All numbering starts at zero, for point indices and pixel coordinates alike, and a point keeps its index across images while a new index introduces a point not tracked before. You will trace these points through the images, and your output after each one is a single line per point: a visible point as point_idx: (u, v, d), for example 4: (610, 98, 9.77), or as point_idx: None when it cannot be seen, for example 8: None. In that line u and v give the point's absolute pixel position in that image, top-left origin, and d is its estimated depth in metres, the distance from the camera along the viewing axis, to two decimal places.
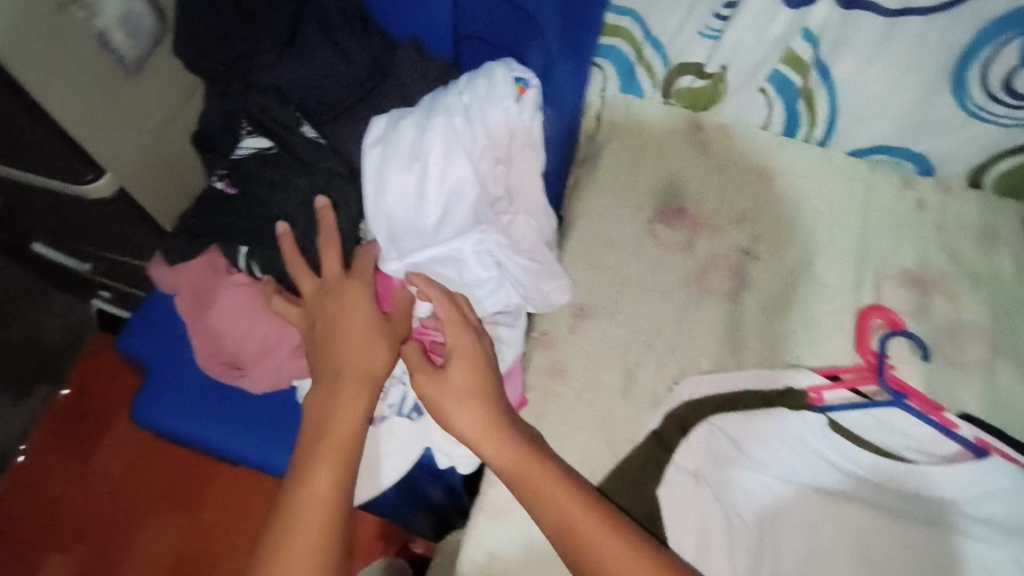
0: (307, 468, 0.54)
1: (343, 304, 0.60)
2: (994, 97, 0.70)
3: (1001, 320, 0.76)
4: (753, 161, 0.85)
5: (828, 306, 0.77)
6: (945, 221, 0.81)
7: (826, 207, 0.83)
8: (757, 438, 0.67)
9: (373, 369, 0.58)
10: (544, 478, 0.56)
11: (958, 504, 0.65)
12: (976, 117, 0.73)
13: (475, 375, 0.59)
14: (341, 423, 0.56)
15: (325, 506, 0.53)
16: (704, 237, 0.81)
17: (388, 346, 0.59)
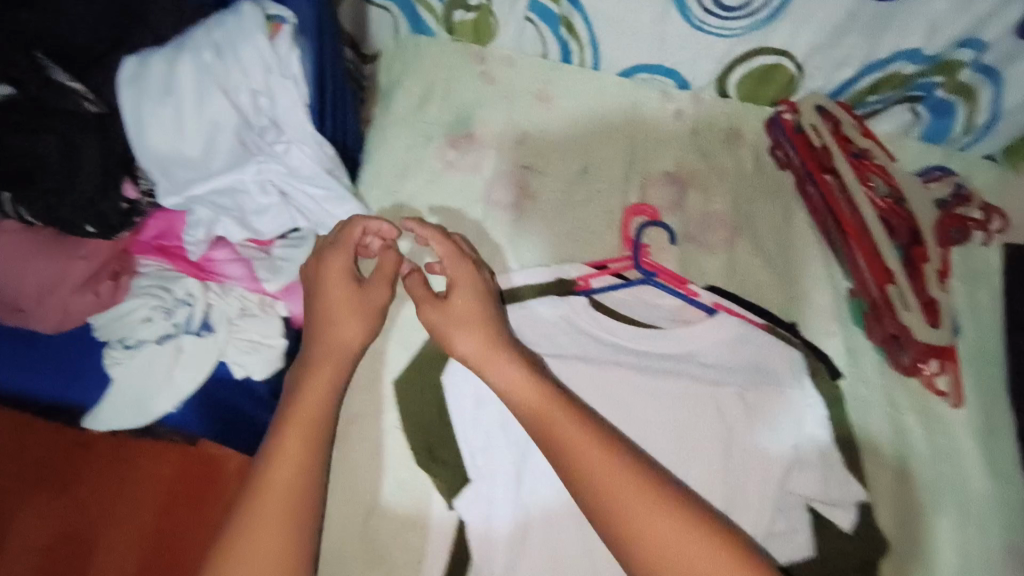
0: (284, 432, 0.62)
1: (326, 268, 0.71)
2: (705, 8, 0.82)
3: (740, 205, 0.89)
4: (534, 85, 0.94)
5: (596, 207, 0.88)
6: (699, 126, 0.93)
7: (597, 122, 0.93)
8: (528, 322, 0.78)
9: (343, 339, 0.69)
10: (525, 386, 0.65)
11: (694, 355, 0.77)
12: (697, 28, 0.85)
13: (467, 302, 0.70)
14: (309, 398, 0.65)
15: (292, 464, 0.61)
16: (490, 158, 0.90)
17: (362, 310, 0.70)
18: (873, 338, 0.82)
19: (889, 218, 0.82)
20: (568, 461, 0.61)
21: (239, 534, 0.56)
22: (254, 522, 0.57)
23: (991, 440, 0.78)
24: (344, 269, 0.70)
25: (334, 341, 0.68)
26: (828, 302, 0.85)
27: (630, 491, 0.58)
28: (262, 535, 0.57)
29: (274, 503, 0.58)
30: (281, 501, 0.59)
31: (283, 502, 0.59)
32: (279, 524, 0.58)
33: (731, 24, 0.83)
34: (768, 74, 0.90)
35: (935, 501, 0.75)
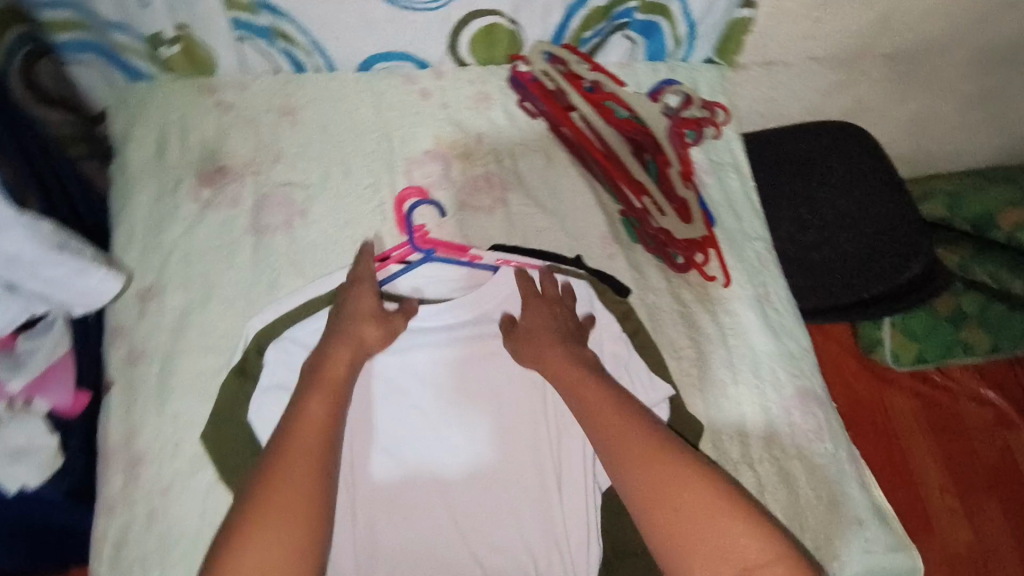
0: (317, 389, 0.65)
1: (353, 295, 0.73)
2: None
3: (503, 163, 0.94)
4: (275, 101, 0.92)
5: (368, 203, 0.89)
6: (446, 99, 0.96)
7: (348, 121, 0.93)
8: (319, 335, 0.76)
9: (363, 338, 0.71)
10: (554, 360, 0.71)
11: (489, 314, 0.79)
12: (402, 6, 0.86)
13: (533, 317, 0.74)
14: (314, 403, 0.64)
15: (323, 413, 0.64)
16: (248, 185, 0.88)
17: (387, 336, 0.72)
18: (647, 248, 0.90)
19: (637, 136, 0.86)
20: (583, 405, 0.67)
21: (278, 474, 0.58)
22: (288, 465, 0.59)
23: (765, 303, 0.89)
24: (371, 296, 0.73)
25: (352, 347, 0.70)
26: (604, 227, 0.91)
27: (628, 429, 0.63)
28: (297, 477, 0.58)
29: (306, 447, 0.60)
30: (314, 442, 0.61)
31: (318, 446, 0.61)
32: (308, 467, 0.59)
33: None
34: (491, 35, 0.93)
35: (732, 371, 0.84)
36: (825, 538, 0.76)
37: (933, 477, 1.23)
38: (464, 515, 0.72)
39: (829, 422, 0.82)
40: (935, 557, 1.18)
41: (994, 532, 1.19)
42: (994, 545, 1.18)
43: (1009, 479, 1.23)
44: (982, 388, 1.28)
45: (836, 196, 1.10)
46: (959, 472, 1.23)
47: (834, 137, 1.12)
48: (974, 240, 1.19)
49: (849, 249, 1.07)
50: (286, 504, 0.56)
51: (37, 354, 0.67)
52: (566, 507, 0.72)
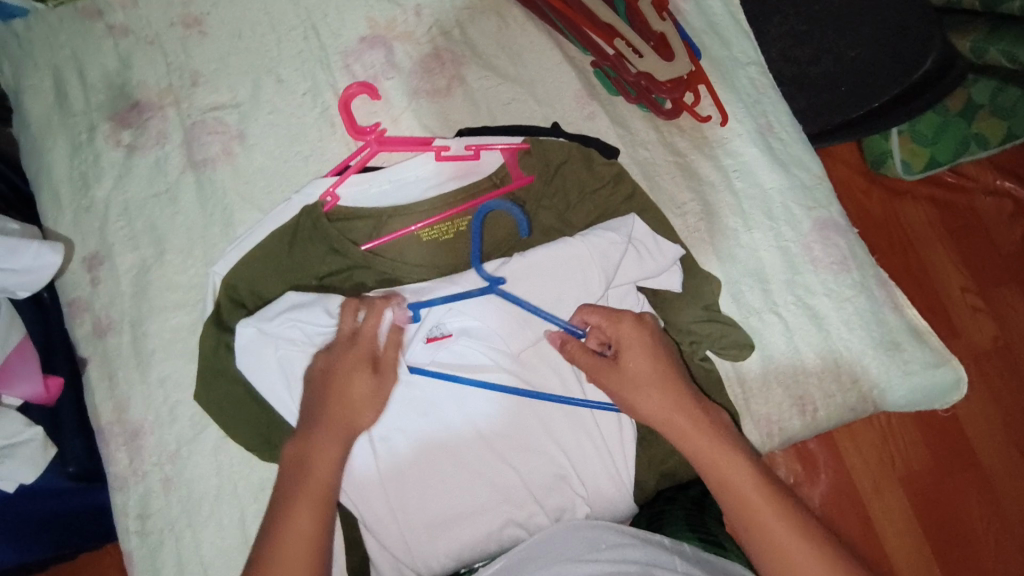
0: (325, 440, 0.61)
1: (348, 360, 0.63)
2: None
3: (451, 33, 0.82)
4: (174, 12, 0.79)
5: (310, 111, 0.78)
6: None
7: (264, 20, 0.81)
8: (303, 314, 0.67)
9: (356, 425, 0.62)
10: (652, 404, 0.63)
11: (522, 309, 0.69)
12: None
13: (654, 366, 0.64)
14: (320, 473, 0.60)
15: (331, 470, 0.60)
16: (171, 117, 0.77)
17: (377, 400, 0.63)
18: (629, 99, 0.79)
19: None
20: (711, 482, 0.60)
21: (290, 540, 0.56)
22: (297, 525, 0.57)
23: (768, 136, 0.80)
24: (365, 365, 0.63)
25: (342, 412, 0.62)
26: (576, 85, 0.80)
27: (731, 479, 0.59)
28: (304, 531, 0.56)
29: (314, 507, 0.58)
30: (319, 499, 0.58)
31: (319, 498, 0.59)
32: (317, 509, 0.58)
33: None
34: None
35: (743, 218, 0.77)
36: (860, 370, 0.73)
37: (954, 281, 1.19)
38: (504, 452, 0.68)
39: (853, 251, 0.76)
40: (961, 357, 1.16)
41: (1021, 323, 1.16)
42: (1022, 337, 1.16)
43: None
44: (1000, 180, 1.20)
45: None
46: (980, 272, 1.19)
47: None
48: (984, 19, 1.05)
49: (854, 54, 0.97)
50: None
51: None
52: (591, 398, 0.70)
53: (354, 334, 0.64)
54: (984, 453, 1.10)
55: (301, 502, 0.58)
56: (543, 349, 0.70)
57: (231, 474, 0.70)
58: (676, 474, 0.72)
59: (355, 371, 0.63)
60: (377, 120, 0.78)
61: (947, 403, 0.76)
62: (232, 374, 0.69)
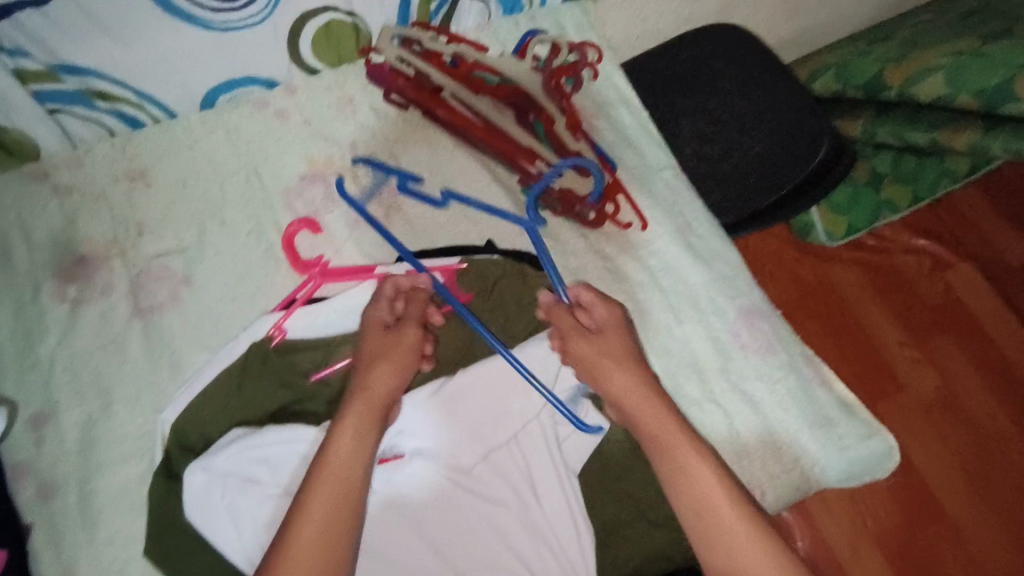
0: (346, 415, 0.64)
1: (367, 325, 0.71)
2: (199, 3, 0.73)
3: (386, 165, 0.88)
4: (119, 168, 0.83)
5: (255, 249, 0.82)
6: (307, 115, 0.89)
7: (208, 167, 0.85)
8: (250, 455, 0.67)
9: (377, 387, 0.67)
10: (626, 387, 0.66)
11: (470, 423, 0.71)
12: (215, 28, 0.76)
13: (628, 350, 0.69)
14: (340, 449, 0.62)
15: (345, 455, 0.62)
16: (117, 267, 0.79)
17: (399, 356, 0.69)
18: (556, 213, 0.86)
19: (513, 101, 0.85)
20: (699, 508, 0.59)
21: (304, 520, 0.58)
22: (312, 507, 0.58)
23: (687, 234, 0.87)
24: (383, 327, 0.70)
25: (366, 382, 0.67)
26: (505, 203, 0.87)
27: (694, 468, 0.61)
28: (313, 518, 0.58)
29: (330, 484, 0.60)
30: (338, 481, 0.60)
31: (337, 484, 0.60)
32: (333, 495, 0.59)
33: (231, 19, 0.76)
34: (332, 36, 0.86)
35: (673, 312, 0.82)
36: (800, 448, 0.76)
37: (890, 335, 1.47)
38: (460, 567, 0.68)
39: (779, 334, 0.81)
40: (911, 407, 1.41)
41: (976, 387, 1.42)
42: (966, 384, 1.42)
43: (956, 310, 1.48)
44: (913, 238, 1.52)
45: (731, 98, 1.11)
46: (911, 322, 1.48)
47: (719, 41, 1.15)
48: (872, 104, 1.34)
49: (757, 149, 1.08)
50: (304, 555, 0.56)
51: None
52: (547, 506, 0.70)
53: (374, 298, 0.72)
54: (951, 508, 1.31)
55: (323, 472, 0.61)
56: (494, 461, 0.71)
57: None
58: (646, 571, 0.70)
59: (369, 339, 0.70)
60: (320, 253, 0.83)
61: (887, 471, 0.80)
62: (185, 524, 0.68)
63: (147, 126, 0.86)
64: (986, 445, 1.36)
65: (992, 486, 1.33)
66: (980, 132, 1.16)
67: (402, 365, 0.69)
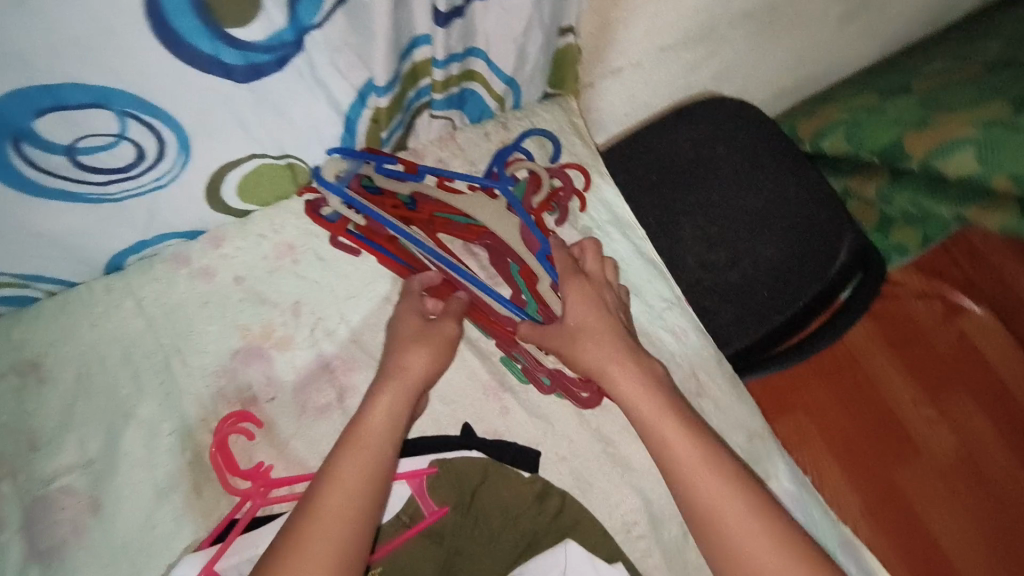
0: (384, 386, 0.62)
1: (401, 314, 0.68)
2: (78, 180, 0.58)
3: (336, 332, 0.74)
4: (6, 359, 0.68)
5: (178, 454, 0.67)
6: (237, 271, 0.75)
7: (118, 348, 0.70)
8: None
9: (412, 366, 0.63)
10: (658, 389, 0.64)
11: None
12: (102, 200, 0.62)
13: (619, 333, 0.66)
14: (373, 415, 0.60)
15: (382, 428, 0.59)
16: (6, 492, 0.64)
17: (436, 346, 0.66)
18: (543, 389, 0.70)
19: (487, 242, 0.75)
20: (698, 510, 0.57)
21: (332, 482, 0.55)
22: (335, 494, 0.54)
23: (696, 401, 0.75)
24: (416, 314, 0.68)
25: (402, 362, 0.63)
26: (482, 373, 0.72)
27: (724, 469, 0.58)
28: (339, 488, 0.54)
29: (357, 455, 0.56)
30: (369, 452, 0.57)
31: (369, 454, 0.57)
32: (361, 463, 0.56)
33: (127, 187, 0.62)
34: (261, 178, 0.72)
35: None
36: None
37: (906, 394, 1.47)
38: None
39: (810, 520, 0.71)
40: (929, 470, 1.41)
41: (982, 432, 1.44)
42: (980, 443, 1.43)
43: (968, 364, 1.50)
44: (928, 285, 1.55)
45: (736, 193, 0.99)
46: (926, 383, 1.48)
47: (717, 125, 1.03)
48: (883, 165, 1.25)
49: (769, 253, 0.95)
50: (332, 526, 0.52)
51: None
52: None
53: (406, 293, 0.70)
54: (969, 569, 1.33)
55: (352, 446, 0.57)
56: None
57: None
58: None
59: (401, 337, 0.66)
60: (259, 457, 0.68)
61: None
62: None
63: (40, 300, 0.71)
64: (999, 504, 1.38)
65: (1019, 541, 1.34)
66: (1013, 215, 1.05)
67: (443, 355, 0.66)
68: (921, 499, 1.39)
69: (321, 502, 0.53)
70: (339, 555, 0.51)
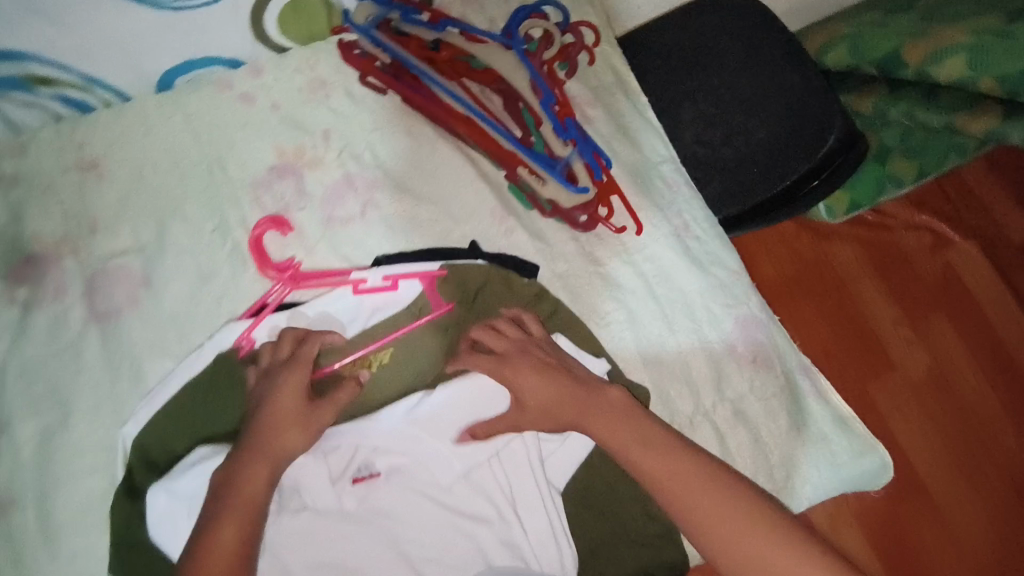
0: (250, 463, 0.62)
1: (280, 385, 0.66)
2: None
3: (362, 156, 0.80)
4: (67, 156, 0.76)
5: (219, 246, 0.76)
6: (275, 99, 0.81)
7: (165, 157, 0.78)
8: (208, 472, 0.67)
9: (286, 445, 0.64)
10: (611, 423, 0.64)
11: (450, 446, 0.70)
12: (163, 8, 0.69)
13: (543, 380, 0.67)
14: (250, 488, 0.61)
15: (261, 492, 0.61)
16: (70, 267, 0.73)
17: (307, 421, 0.65)
18: (545, 214, 0.78)
19: (501, 87, 0.79)
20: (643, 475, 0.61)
21: (213, 550, 0.58)
22: (222, 534, 0.58)
23: (684, 236, 0.81)
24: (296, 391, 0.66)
25: (271, 441, 0.63)
26: (491, 200, 0.80)
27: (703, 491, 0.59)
28: (223, 550, 0.58)
29: (237, 521, 0.59)
30: (246, 519, 0.59)
31: (237, 527, 0.59)
32: (241, 528, 0.59)
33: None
34: (300, 10, 0.78)
35: (666, 323, 0.77)
36: (793, 464, 0.76)
37: (887, 315, 1.45)
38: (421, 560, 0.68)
39: (774, 344, 0.79)
40: (901, 386, 1.41)
41: (952, 353, 1.43)
42: (953, 364, 1.42)
43: (952, 289, 1.47)
44: (916, 216, 1.50)
45: (739, 79, 1.04)
46: (905, 305, 1.46)
47: (725, 15, 1.07)
48: (882, 80, 1.28)
49: (761, 135, 1.01)
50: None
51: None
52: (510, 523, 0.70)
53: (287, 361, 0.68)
54: (920, 465, 1.35)
55: (218, 524, 0.59)
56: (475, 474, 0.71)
57: None
58: None
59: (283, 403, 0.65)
60: (290, 254, 0.77)
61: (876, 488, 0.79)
62: (149, 543, 0.67)
63: (98, 109, 0.77)
64: (965, 419, 1.39)
65: (978, 451, 1.37)
66: (998, 119, 1.10)
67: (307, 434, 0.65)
68: (891, 413, 1.40)
69: (243, 479, 0.61)
70: (258, 513, 0.60)
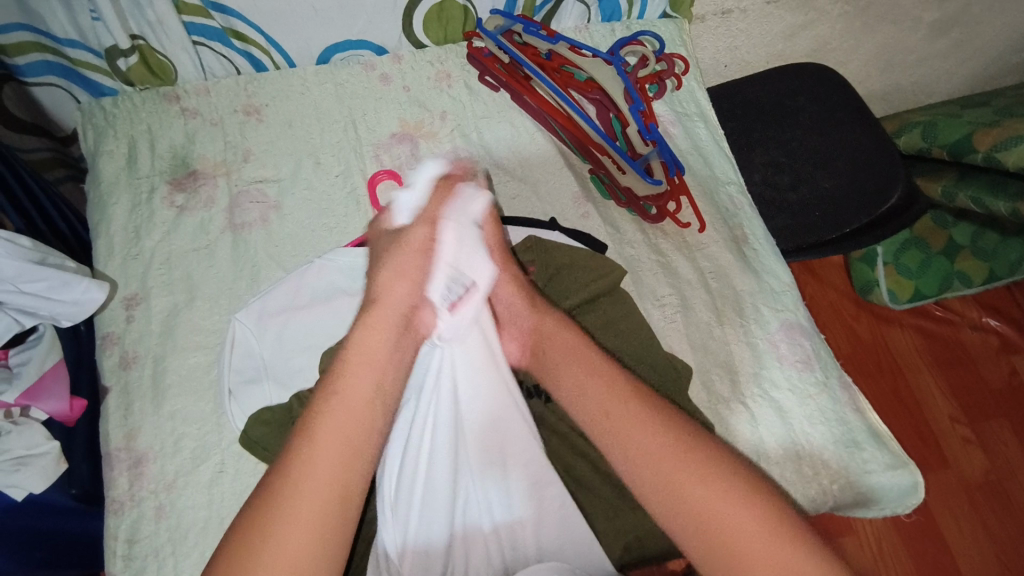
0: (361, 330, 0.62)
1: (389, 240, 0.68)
2: None
3: (469, 136, 0.95)
4: (238, 101, 0.93)
5: (342, 188, 0.90)
6: (408, 83, 0.97)
7: (312, 114, 0.94)
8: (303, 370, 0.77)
9: (394, 300, 0.64)
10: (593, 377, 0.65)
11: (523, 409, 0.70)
12: None
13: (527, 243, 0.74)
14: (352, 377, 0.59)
15: (360, 385, 0.59)
16: (221, 185, 0.89)
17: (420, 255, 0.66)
18: (619, 203, 0.92)
19: (595, 97, 0.87)
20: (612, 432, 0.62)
21: (307, 448, 0.55)
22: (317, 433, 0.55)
23: (742, 245, 0.90)
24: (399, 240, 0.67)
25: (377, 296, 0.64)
26: (575, 187, 0.93)
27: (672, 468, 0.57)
28: (315, 458, 0.54)
29: (334, 426, 0.56)
30: (344, 417, 0.57)
31: (343, 423, 0.56)
32: (339, 426, 0.56)
33: None
34: (443, 13, 0.93)
35: (716, 313, 0.86)
36: (822, 462, 0.78)
37: (944, 411, 1.39)
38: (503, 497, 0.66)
39: (816, 348, 0.84)
40: (954, 486, 1.33)
41: (1013, 462, 1.34)
42: (1012, 473, 1.33)
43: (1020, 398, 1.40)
44: (984, 317, 1.46)
45: (810, 134, 1.13)
46: (970, 407, 1.39)
47: (805, 78, 1.16)
48: (956, 167, 1.33)
49: (826, 185, 1.10)
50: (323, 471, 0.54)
51: (28, 365, 0.72)
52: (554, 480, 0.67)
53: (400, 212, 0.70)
54: None
55: (324, 406, 0.57)
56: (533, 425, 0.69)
57: (220, 508, 0.73)
58: (644, 543, 0.71)
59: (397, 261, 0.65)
60: None
61: (910, 508, 0.78)
62: (237, 413, 0.76)
63: (270, 70, 0.96)
64: None
65: None
66: None
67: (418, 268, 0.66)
68: (944, 516, 1.30)
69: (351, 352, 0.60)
70: (370, 385, 0.59)
